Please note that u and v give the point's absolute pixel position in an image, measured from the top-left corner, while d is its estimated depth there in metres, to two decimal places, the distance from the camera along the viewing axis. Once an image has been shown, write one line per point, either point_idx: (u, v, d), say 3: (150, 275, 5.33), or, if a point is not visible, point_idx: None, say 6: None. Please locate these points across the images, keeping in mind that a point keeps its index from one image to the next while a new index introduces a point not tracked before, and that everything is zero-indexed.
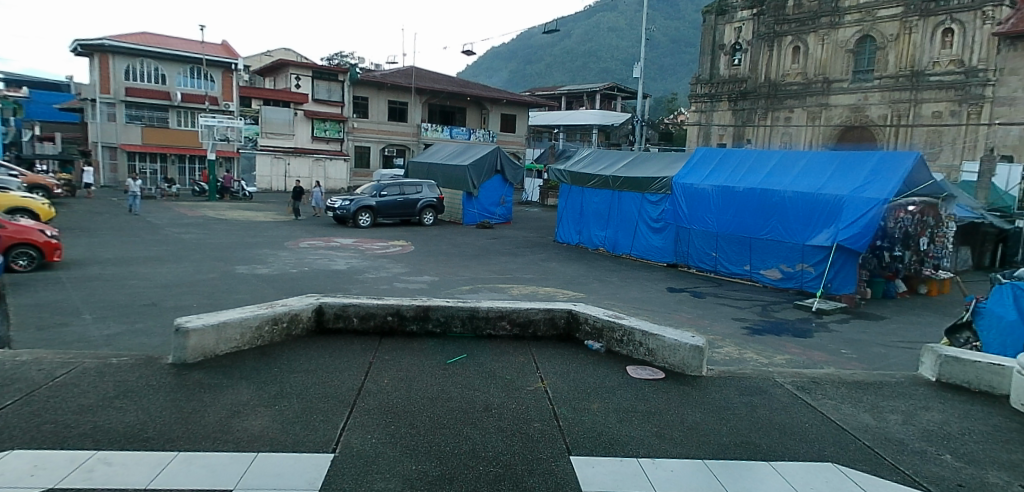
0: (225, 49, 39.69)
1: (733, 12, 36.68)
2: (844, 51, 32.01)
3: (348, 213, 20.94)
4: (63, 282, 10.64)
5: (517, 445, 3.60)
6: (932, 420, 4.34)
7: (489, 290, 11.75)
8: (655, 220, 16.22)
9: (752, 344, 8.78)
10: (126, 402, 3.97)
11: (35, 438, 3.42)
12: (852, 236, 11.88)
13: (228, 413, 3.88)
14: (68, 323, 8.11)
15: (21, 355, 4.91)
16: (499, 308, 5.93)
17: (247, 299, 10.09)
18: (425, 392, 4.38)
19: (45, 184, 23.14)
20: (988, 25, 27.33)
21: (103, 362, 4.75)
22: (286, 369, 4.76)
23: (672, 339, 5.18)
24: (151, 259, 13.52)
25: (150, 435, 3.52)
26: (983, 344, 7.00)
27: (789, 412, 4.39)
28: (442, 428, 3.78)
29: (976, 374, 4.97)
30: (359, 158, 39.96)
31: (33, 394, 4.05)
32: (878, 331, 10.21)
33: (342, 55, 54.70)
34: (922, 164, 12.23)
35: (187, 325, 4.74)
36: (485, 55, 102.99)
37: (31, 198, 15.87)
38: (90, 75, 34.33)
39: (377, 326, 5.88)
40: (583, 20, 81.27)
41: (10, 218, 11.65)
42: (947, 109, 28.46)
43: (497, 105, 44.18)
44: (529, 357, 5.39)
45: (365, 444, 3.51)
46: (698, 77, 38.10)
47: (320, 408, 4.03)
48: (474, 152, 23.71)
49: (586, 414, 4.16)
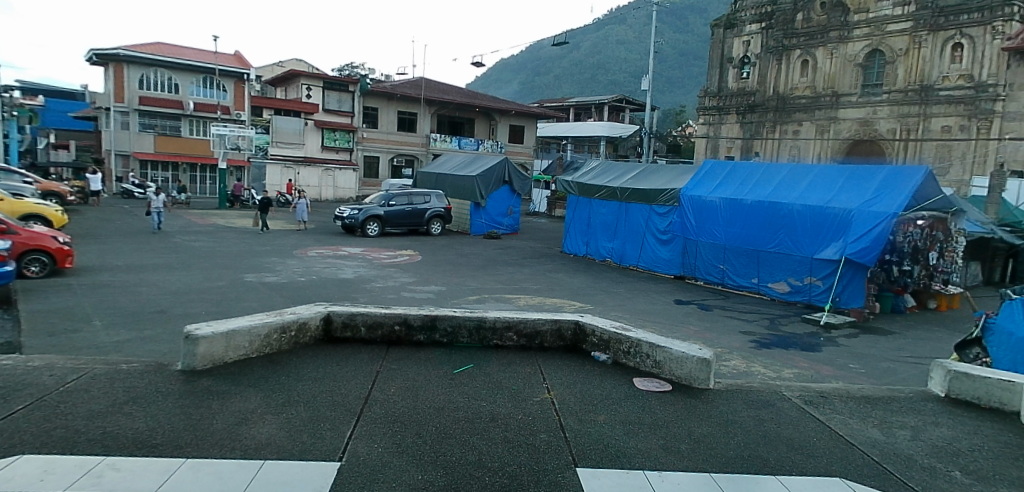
0: (239, 59, 40.18)
1: (741, 25, 36.97)
2: (853, 66, 32.05)
3: (357, 222, 21.15)
4: (73, 289, 10.75)
5: (523, 455, 3.61)
6: (940, 436, 4.32)
7: (496, 301, 11.79)
8: (663, 232, 16.24)
9: (761, 358, 8.72)
10: (136, 409, 4.00)
11: (45, 442, 3.47)
12: (860, 250, 11.81)
13: (236, 421, 3.90)
14: (79, 329, 8.19)
15: (34, 359, 5.00)
16: (505, 318, 5.95)
17: (256, 307, 10.19)
18: (432, 401, 4.40)
19: (58, 191, 23.50)
20: (998, 40, 27.18)
21: (113, 368, 4.81)
22: (294, 377, 4.79)
23: (679, 351, 5.18)
24: (160, 266, 13.65)
25: (158, 441, 3.55)
26: (993, 359, 6.97)
27: (796, 426, 4.38)
28: (447, 438, 3.79)
29: (986, 390, 4.92)
30: (368, 168, 40.19)
31: (44, 399, 4.11)
32: (886, 346, 10.14)
33: (353, 65, 55.34)
34: (931, 179, 12.16)
35: (196, 332, 4.78)
36: (495, 67, 104.02)
37: (45, 205, 16.13)
38: (106, 85, 34.87)
39: (386, 334, 5.90)
40: (591, 32, 81.81)
41: (25, 225, 11.81)
42: (956, 123, 28.33)
43: (507, 115, 44.48)
44: (536, 367, 5.41)
45: (371, 453, 3.54)
46: (707, 90, 38.40)
47: (328, 416, 4.06)
48: (482, 162, 23.90)
49: (593, 426, 4.16)
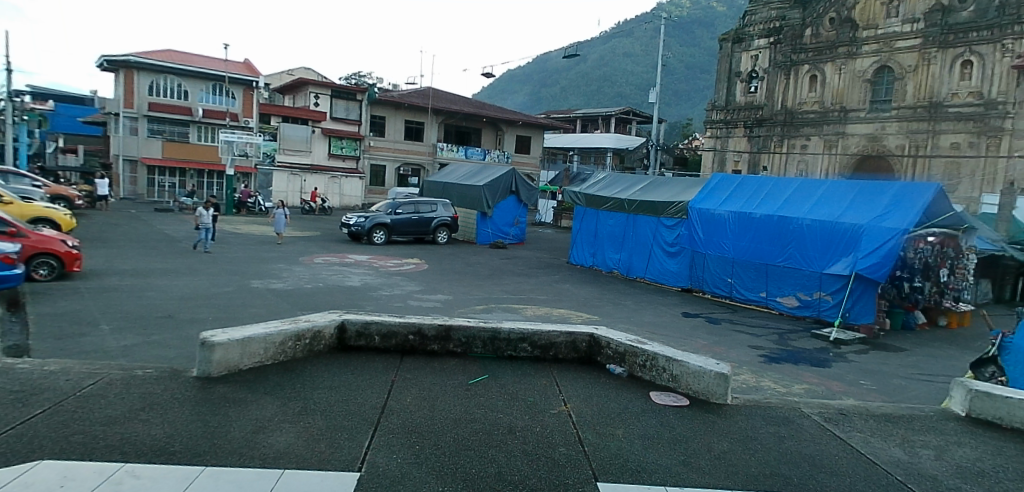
0: (247, 67, 40.44)
1: (749, 40, 37.02)
2: (862, 81, 32.06)
3: (363, 230, 21.21)
4: (82, 293, 10.81)
5: (542, 469, 3.58)
6: (964, 456, 4.25)
7: (503, 311, 11.77)
8: (670, 244, 16.20)
9: (770, 372, 8.66)
10: (153, 415, 3.99)
11: (64, 448, 3.45)
12: (870, 266, 11.75)
13: (252, 429, 3.87)
14: (86, 333, 8.20)
15: (49, 363, 4.98)
16: (519, 330, 5.92)
17: (263, 313, 10.19)
18: (449, 413, 4.37)
19: (67, 195, 23.67)
20: (1008, 58, 27.29)
21: (128, 374, 4.79)
22: (310, 385, 4.77)
23: (696, 365, 5.12)
24: (168, 272, 13.68)
25: (177, 448, 3.53)
26: (1010, 378, 6.91)
27: (817, 444, 4.32)
28: (466, 450, 3.76)
29: (1007, 410, 4.87)
30: (375, 176, 40.33)
31: (61, 404, 4.10)
32: (898, 363, 10.04)
33: (360, 75, 55.72)
34: (943, 196, 12.06)
35: (212, 339, 4.77)
36: (501, 77, 104.57)
37: (54, 209, 16.27)
38: (116, 90, 35.15)
39: (399, 344, 5.87)
40: (599, 45, 82.34)
41: (33, 228, 11.88)
42: (965, 140, 28.42)
43: (513, 126, 44.60)
44: (551, 379, 5.38)
45: (390, 464, 3.51)
46: (714, 103, 38.40)
47: (345, 425, 4.03)
48: (490, 172, 23.91)
49: (611, 440, 4.11)
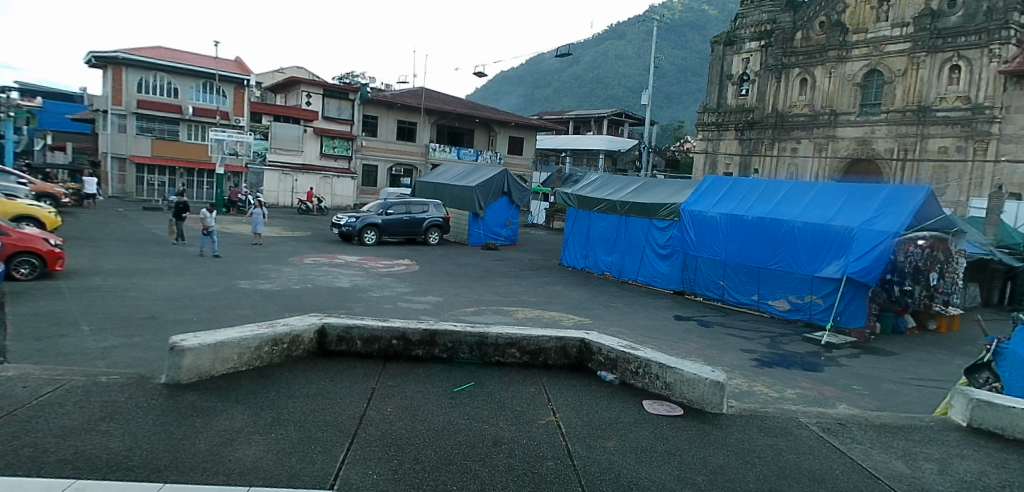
0: (238, 65, 40.02)
1: (741, 43, 37.10)
2: (852, 85, 32.11)
3: (354, 230, 20.93)
4: (63, 292, 10.50)
5: (528, 486, 3.37)
6: (969, 470, 4.08)
7: (494, 313, 11.56)
8: (662, 246, 16.07)
9: (762, 377, 8.50)
10: (112, 426, 3.74)
11: (12, 462, 3.21)
12: (862, 269, 11.65)
13: (219, 442, 3.64)
14: (64, 334, 7.90)
15: (9, 369, 4.71)
16: (508, 335, 5.72)
17: (248, 314, 9.93)
18: (430, 423, 4.15)
19: (52, 192, 23.23)
20: (994, 63, 27.35)
21: (92, 380, 4.53)
22: (284, 394, 4.54)
23: (690, 373, 4.93)
24: (153, 271, 13.35)
25: (135, 463, 3.29)
26: (1006, 386, 6.77)
27: (816, 457, 4.15)
28: (447, 464, 3.56)
29: (1009, 419, 4.71)
30: (367, 176, 40.06)
31: (15, 414, 3.85)
32: (891, 367, 9.91)
33: (352, 74, 55.33)
34: (933, 199, 11.98)
35: (182, 343, 4.53)
36: (494, 79, 104.53)
37: (37, 207, 15.90)
38: (104, 87, 34.66)
39: (382, 349, 5.66)
40: (592, 47, 82.47)
41: (14, 226, 11.55)
42: (953, 144, 28.44)
43: (506, 127, 44.39)
44: (539, 387, 5.18)
45: (364, 480, 3.29)
46: (706, 106, 38.41)
47: (320, 437, 3.81)
48: (482, 173, 23.70)
49: (602, 453, 3.92)
